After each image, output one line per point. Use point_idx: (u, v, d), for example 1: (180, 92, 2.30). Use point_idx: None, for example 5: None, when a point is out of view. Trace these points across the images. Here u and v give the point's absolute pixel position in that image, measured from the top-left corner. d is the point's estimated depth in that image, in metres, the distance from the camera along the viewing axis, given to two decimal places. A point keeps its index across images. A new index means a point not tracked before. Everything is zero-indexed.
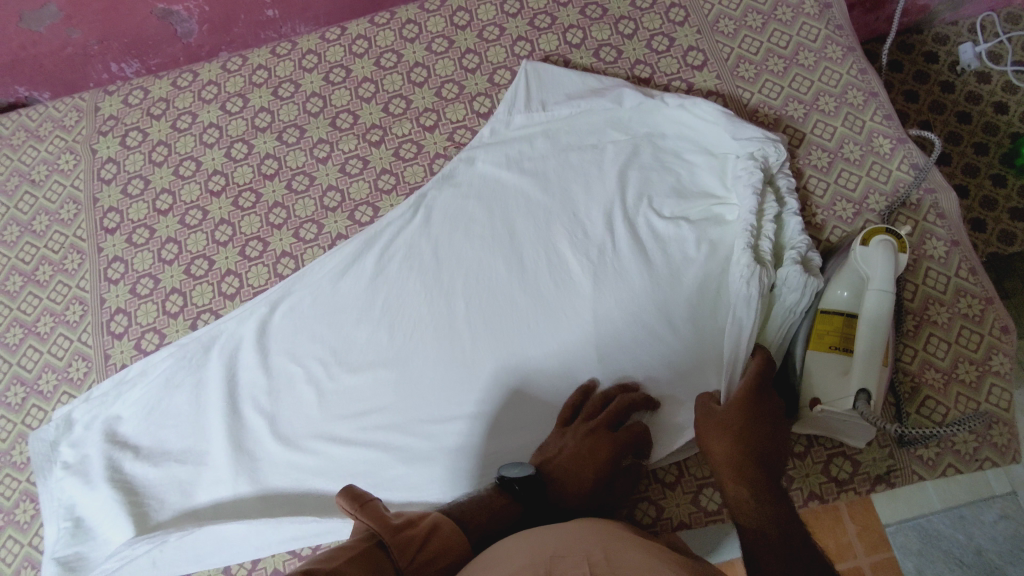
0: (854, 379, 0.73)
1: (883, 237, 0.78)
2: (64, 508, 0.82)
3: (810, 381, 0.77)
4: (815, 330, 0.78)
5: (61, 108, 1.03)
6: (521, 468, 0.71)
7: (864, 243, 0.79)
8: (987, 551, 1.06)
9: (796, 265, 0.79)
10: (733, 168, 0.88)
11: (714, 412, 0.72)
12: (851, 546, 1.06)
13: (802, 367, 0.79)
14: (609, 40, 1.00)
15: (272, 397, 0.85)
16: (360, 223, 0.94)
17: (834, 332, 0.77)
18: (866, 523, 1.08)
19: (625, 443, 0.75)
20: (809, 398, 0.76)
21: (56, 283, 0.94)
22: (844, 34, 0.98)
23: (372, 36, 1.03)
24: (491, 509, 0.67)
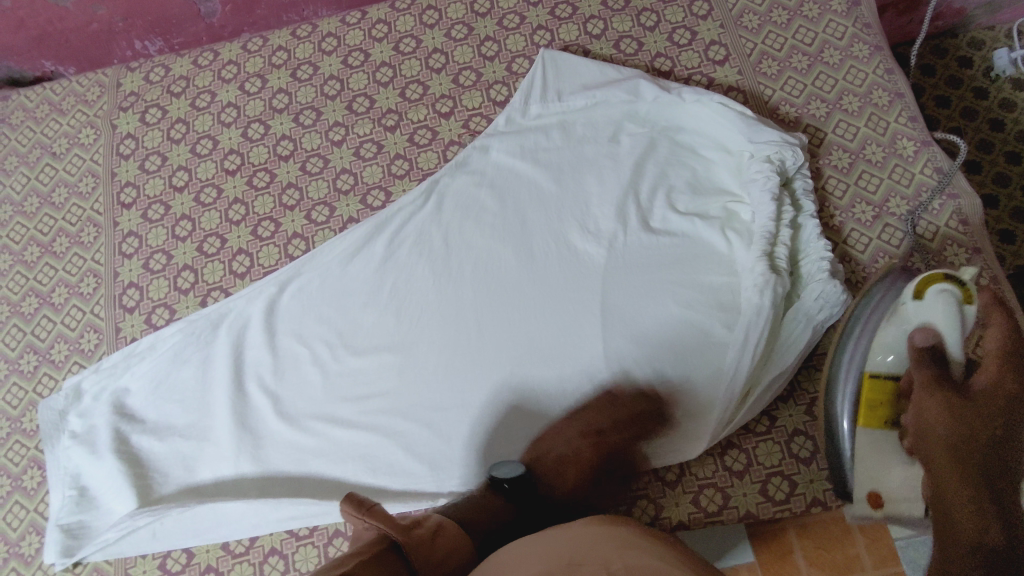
0: (920, 468, 0.71)
1: (942, 287, 0.71)
2: (69, 477, 0.84)
3: (867, 470, 0.73)
4: (866, 400, 0.74)
5: (84, 83, 1.04)
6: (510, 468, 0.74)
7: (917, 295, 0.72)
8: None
9: (825, 278, 0.78)
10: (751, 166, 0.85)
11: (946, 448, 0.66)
12: (858, 561, 0.88)
13: (853, 447, 0.74)
14: (631, 32, 0.99)
15: (278, 376, 0.86)
16: (372, 207, 0.94)
17: (885, 406, 0.74)
18: (877, 537, 0.89)
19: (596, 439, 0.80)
20: (868, 492, 0.73)
21: (72, 255, 0.95)
22: (872, 33, 0.95)
23: (392, 21, 1.03)
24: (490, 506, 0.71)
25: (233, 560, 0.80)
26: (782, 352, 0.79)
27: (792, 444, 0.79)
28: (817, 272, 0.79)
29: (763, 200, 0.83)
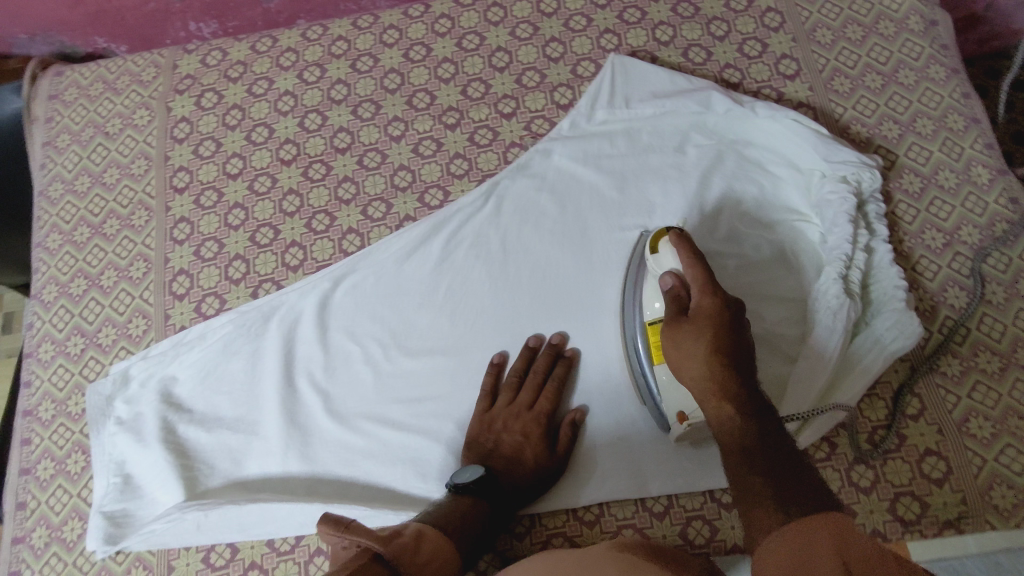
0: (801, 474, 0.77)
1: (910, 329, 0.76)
2: (114, 464, 0.83)
3: (671, 395, 0.73)
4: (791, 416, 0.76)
5: (140, 63, 1.03)
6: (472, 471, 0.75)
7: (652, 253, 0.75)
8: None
9: (901, 308, 0.77)
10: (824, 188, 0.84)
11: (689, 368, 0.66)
12: None
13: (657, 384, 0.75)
14: (700, 40, 0.97)
15: (329, 374, 0.85)
16: (429, 206, 0.92)
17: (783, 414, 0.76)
18: None
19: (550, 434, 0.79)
20: (675, 411, 0.74)
21: (123, 238, 0.94)
22: (949, 55, 0.93)
23: (455, 16, 1.01)
24: (461, 509, 0.71)
25: (278, 558, 0.79)
26: (852, 380, 0.77)
27: (852, 472, 0.77)
28: (892, 299, 0.78)
29: (840, 224, 0.81)
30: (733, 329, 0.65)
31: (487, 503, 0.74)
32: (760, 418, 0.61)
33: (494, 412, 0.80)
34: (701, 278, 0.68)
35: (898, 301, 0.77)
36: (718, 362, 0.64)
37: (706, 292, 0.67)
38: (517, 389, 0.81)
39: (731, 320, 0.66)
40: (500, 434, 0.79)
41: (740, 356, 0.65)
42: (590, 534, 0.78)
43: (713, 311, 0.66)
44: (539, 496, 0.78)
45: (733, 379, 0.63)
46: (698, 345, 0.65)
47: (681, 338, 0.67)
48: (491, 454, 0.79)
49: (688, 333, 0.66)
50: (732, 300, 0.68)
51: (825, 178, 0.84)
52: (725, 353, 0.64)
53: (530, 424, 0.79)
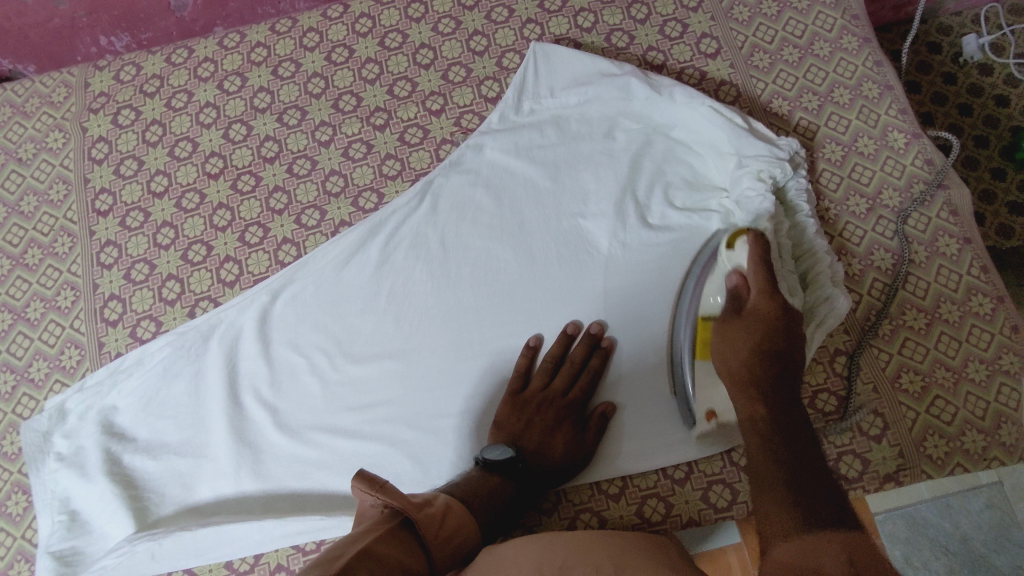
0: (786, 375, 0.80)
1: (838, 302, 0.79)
2: (58, 501, 0.80)
3: (706, 392, 0.78)
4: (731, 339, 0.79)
5: (49, 84, 0.99)
6: (501, 451, 0.75)
7: (729, 247, 0.78)
8: (972, 538, 1.11)
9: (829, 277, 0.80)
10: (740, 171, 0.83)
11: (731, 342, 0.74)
12: None
13: (691, 377, 0.79)
14: (622, 25, 0.97)
15: (275, 389, 0.83)
16: (364, 210, 0.91)
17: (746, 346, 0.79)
18: None
19: (569, 417, 0.79)
20: (704, 408, 0.78)
21: (46, 267, 0.90)
22: (860, 25, 0.95)
23: (376, 15, 0.99)
24: (487, 486, 0.72)
25: None
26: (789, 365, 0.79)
27: None
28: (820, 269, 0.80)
29: (753, 210, 0.81)
30: (784, 333, 0.72)
31: (512, 484, 0.74)
32: (789, 419, 0.67)
33: (527, 395, 0.80)
34: (766, 284, 0.73)
35: (827, 277, 0.80)
36: (759, 360, 0.71)
37: (765, 295, 0.73)
38: (550, 375, 0.81)
39: (783, 322, 0.72)
40: (531, 418, 0.79)
41: (781, 358, 0.71)
42: (548, 521, 0.80)
43: (767, 314, 0.72)
44: (564, 481, 0.78)
45: (769, 377, 0.70)
46: (745, 343, 0.73)
47: (731, 334, 0.74)
48: (522, 433, 0.78)
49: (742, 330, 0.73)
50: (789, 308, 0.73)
51: (745, 163, 0.83)
52: (765, 354, 0.71)
53: (562, 410, 0.79)
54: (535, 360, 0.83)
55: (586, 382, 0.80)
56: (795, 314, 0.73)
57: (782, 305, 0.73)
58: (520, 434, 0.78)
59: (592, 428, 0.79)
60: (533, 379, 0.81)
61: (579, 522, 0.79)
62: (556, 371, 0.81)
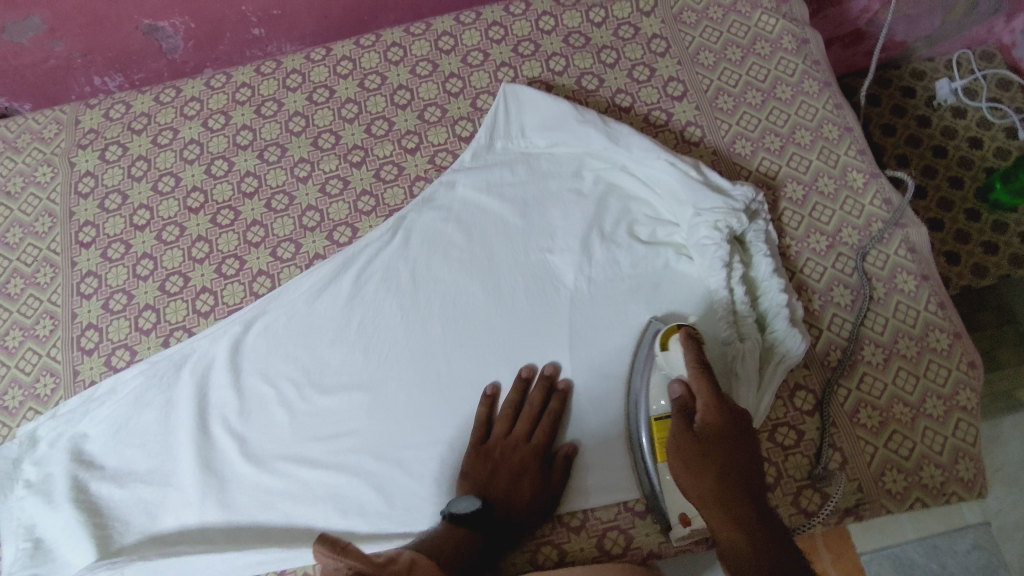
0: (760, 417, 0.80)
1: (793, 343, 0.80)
2: (23, 529, 0.81)
3: (673, 496, 0.75)
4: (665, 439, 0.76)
5: (41, 121, 1.03)
6: (467, 502, 0.75)
7: (663, 348, 0.77)
8: None
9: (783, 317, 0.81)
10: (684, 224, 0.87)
11: (684, 440, 0.68)
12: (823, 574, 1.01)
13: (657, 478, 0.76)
14: (592, 69, 1.01)
15: (244, 418, 0.85)
16: (339, 243, 0.94)
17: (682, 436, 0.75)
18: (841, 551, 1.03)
19: (534, 466, 0.79)
20: (678, 512, 0.74)
21: (27, 297, 0.93)
22: (821, 70, 0.99)
23: (357, 58, 1.04)
24: (456, 539, 0.71)
25: None
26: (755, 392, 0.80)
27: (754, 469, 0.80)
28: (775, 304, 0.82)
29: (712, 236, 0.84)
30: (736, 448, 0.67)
31: (482, 536, 0.73)
32: (772, 537, 0.62)
33: (490, 442, 0.81)
34: (710, 389, 0.70)
35: (780, 317, 0.81)
36: (723, 472, 0.65)
37: (713, 408, 0.69)
38: (512, 421, 0.82)
39: (734, 428, 0.68)
40: (496, 465, 0.79)
41: (744, 462, 0.66)
42: (511, 556, 0.79)
43: (716, 434, 0.67)
44: (533, 525, 0.78)
45: (737, 490, 0.65)
46: (704, 462, 0.66)
47: (684, 448, 0.68)
48: (489, 481, 0.79)
49: (694, 450, 0.67)
50: (736, 416, 0.69)
51: (702, 213, 0.85)
52: (727, 458, 0.66)
53: (526, 456, 0.80)
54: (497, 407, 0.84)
55: (548, 423, 0.81)
56: (743, 418, 0.70)
57: (726, 412, 0.69)
58: (487, 482, 0.78)
59: (557, 471, 0.79)
60: (496, 424, 0.82)
61: (539, 556, 0.79)
62: (518, 416, 0.83)
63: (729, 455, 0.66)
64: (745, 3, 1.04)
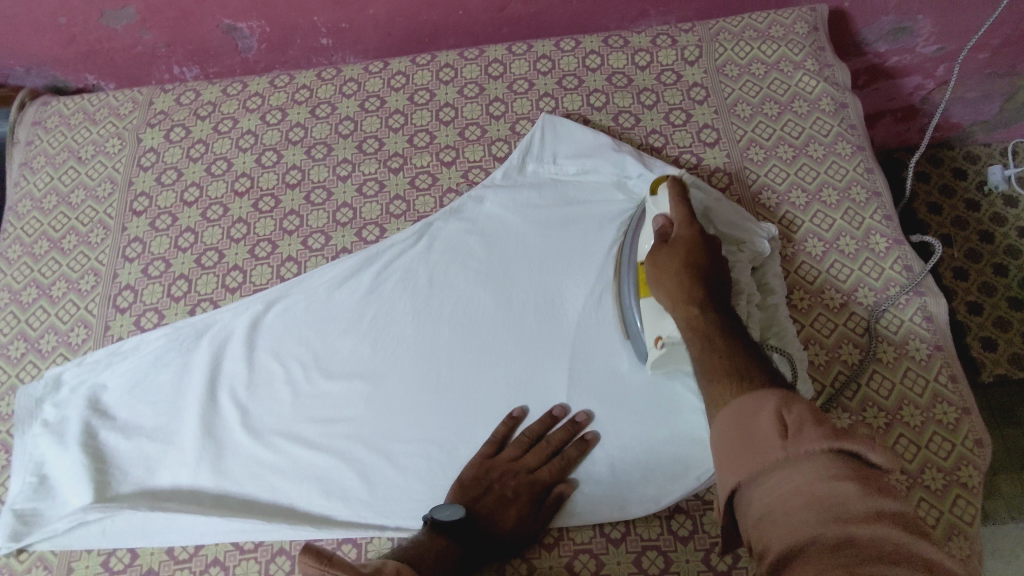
0: None
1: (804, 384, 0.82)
2: (33, 463, 0.87)
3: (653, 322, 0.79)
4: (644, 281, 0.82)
5: (120, 99, 1.13)
6: (453, 511, 0.75)
7: (653, 194, 0.84)
8: None
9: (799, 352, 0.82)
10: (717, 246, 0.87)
11: (660, 252, 0.75)
12: None
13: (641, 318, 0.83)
14: (630, 108, 1.05)
15: (251, 390, 0.89)
16: (365, 240, 0.98)
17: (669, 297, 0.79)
18: None
19: (527, 494, 0.78)
20: (653, 335, 0.79)
21: (78, 253, 1.00)
22: (856, 134, 1.00)
23: (411, 74, 1.10)
24: (433, 549, 0.71)
25: (175, 565, 0.80)
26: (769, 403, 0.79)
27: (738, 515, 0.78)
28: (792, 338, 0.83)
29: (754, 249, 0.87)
30: (705, 255, 0.73)
31: (458, 550, 0.73)
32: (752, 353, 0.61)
33: (493, 462, 0.80)
34: (685, 215, 0.77)
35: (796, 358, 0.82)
36: (691, 280, 0.71)
37: (688, 228, 0.76)
38: (524, 449, 0.82)
39: (705, 246, 0.74)
40: (492, 483, 0.79)
41: (710, 279, 0.71)
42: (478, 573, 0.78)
43: (690, 240, 0.74)
44: (508, 552, 0.78)
45: (704, 291, 0.69)
46: (674, 269, 0.72)
47: (660, 263, 0.74)
48: (478, 497, 0.78)
49: (667, 255, 0.74)
50: (708, 238, 0.76)
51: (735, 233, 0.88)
52: (695, 268, 0.72)
53: (524, 484, 0.79)
54: (515, 433, 0.84)
55: (558, 462, 0.80)
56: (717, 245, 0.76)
57: (699, 232, 0.75)
58: (477, 498, 0.78)
59: (547, 507, 0.79)
60: (506, 448, 0.82)
61: (507, 567, 0.79)
62: (531, 447, 0.82)
63: (699, 266, 0.72)
64: (788, 63, 1.06)
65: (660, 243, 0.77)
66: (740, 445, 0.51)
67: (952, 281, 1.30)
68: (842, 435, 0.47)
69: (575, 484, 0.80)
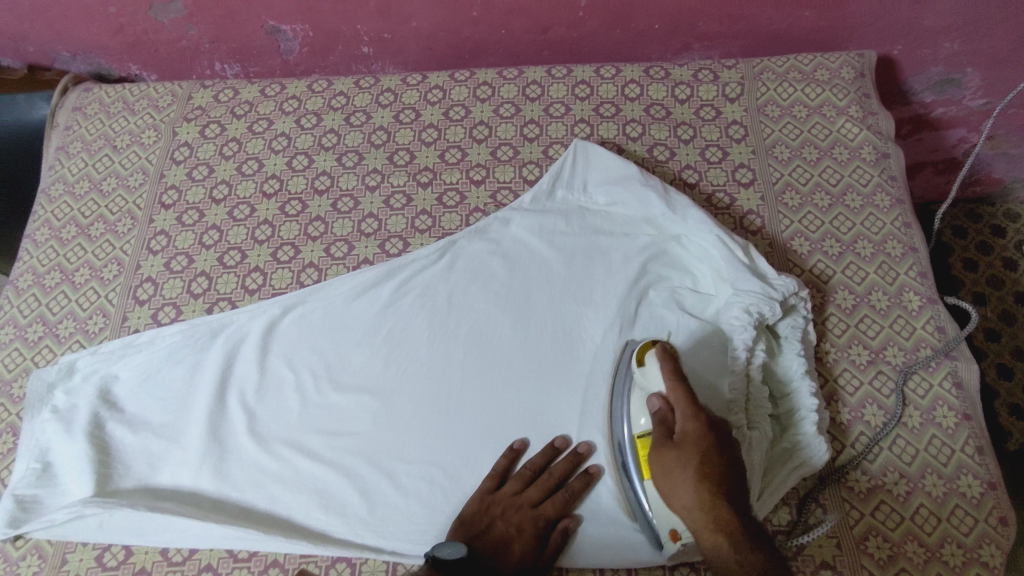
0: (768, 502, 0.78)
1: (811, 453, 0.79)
2: (38, 449, 0.87)
3: (660, 514, 0.73)
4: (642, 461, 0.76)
5: (160, 91, 1.14)
6: (454, 548, 0.71)
7: (640, 364, 0.79)
8: None
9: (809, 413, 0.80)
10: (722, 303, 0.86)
11: (667, 456, 0.72)
12: None
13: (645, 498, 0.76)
14: (666, 141, 1.03)
15: (260, 395, 0.88)
16: (388, 253, 0.98)
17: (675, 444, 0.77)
18: None
19: (529, 532, 0.77)
20: (668, 529, 0.73)
21: (104, 242, 1.01)
22: (897, 186, 0.98)
23: (448, 89, 1.10)
24: None
25: (168, 567, 0.80)
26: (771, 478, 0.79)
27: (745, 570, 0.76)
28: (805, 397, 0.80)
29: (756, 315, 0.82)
30: (720, 453, 0.71)
31: None
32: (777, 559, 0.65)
33: (494, 497, 0.79)
34: (687, 400, 0.73)
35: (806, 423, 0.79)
36: (705, 488, 0.69)
37: (693, 419, 0.72)
38: (526, 483, 0.80)
39: (712, 439, 0.72)
40: (494, 519, 0.77)
41: (725, 476, 0.70)
42: None
43: (700, 439, 0.72)
44: None
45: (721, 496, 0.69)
46: (688, 475, 0.70)
47: (670, 464, 0.72)
48: (480, 534, 0.76)
49: (675, 462, 0.71)
50: (714, 420, 0.73)
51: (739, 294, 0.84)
52: (708, 467, 0.70)
53: (526, 520, 0.77)
54: (516, 465, 0.82)
55: (560, 496, 0.79)
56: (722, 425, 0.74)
57: (706, 420, 0.73)
58: (477, 534, 0.76)
59: (551, 545, 0.77)
60: (509, 481, 0.80)
61: None
62: (532, 480, 0.80)
63: (711, 468, 0.70)
64: (832, 108, 1.04)
65: (661, 440, 0.73)
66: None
67: (984, 342, 1.26)
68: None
69: (578, 520, 0.79)
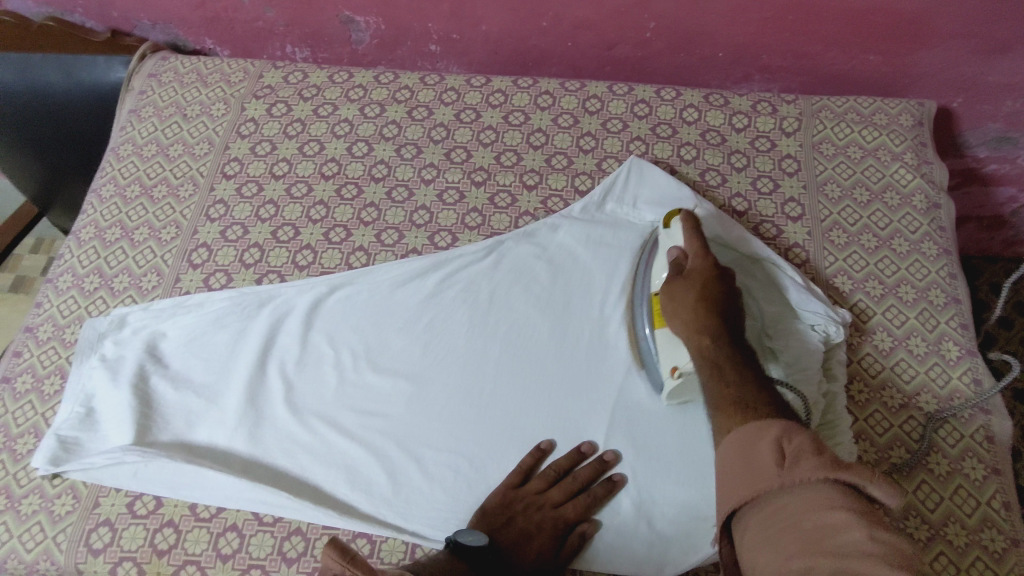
0: None
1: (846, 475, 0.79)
2: (84, 395, 0.90)
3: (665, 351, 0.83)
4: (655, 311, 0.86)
5: (233, 67, 1.18)
6: (476, 537, 0.73)
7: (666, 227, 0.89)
8: None
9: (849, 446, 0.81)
10: (780, 327, 0.87)
11: (676, 283, 0.81)
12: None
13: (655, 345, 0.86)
14: (719, 167, 1.05)
15: (299, 368, 0.91)
16: (436, 246, 1.00)
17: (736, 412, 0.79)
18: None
19: (549, 531, 0.78)
20: (670, 364, 0.82)
21: (165, 204, 1.05)
22: (945, 237, 0.98)
23: (510, 94, 1.13)
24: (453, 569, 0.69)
25: (194, 522, 0.82)
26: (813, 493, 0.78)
27: None
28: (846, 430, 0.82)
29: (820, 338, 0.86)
30: (721, 281, 0.78)
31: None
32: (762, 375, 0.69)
33: (517, 494, 0.80)
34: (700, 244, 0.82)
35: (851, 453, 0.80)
36: (703, 307, 0.76)
37: (702, 257, 0.81)
38: (550, 484, 0.82)
39: (718, 271, 0.79)
40: (515, 514, 0.79)
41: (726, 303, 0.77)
42: None
43: (705, 270, 0.79)
44: None
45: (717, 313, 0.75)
46: (690, 293, 0.78)
47: (675, 291, 0.80)
48: (501, 527, 0.78)
49: (682, 286, 0.80)
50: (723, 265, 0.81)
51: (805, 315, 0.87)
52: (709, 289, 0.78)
53: (547, 519, 0.79)
54: (540, 465, 0.84)
55: (582, 500, 0.80)
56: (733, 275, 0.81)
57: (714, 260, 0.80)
58: (497, 527, 0.78)
59: (569, 546, 0.78)
60: (533, 480, 0.82)
61: None
62: (556, 482, 0.82)
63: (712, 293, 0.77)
64: (886, 152, 1.05)
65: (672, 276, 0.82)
66: (744, 479, 0.56)
67: (1012, 402, 1.25)
68: (841, 465, 0.53)
69: (598, 526, 0.80)
